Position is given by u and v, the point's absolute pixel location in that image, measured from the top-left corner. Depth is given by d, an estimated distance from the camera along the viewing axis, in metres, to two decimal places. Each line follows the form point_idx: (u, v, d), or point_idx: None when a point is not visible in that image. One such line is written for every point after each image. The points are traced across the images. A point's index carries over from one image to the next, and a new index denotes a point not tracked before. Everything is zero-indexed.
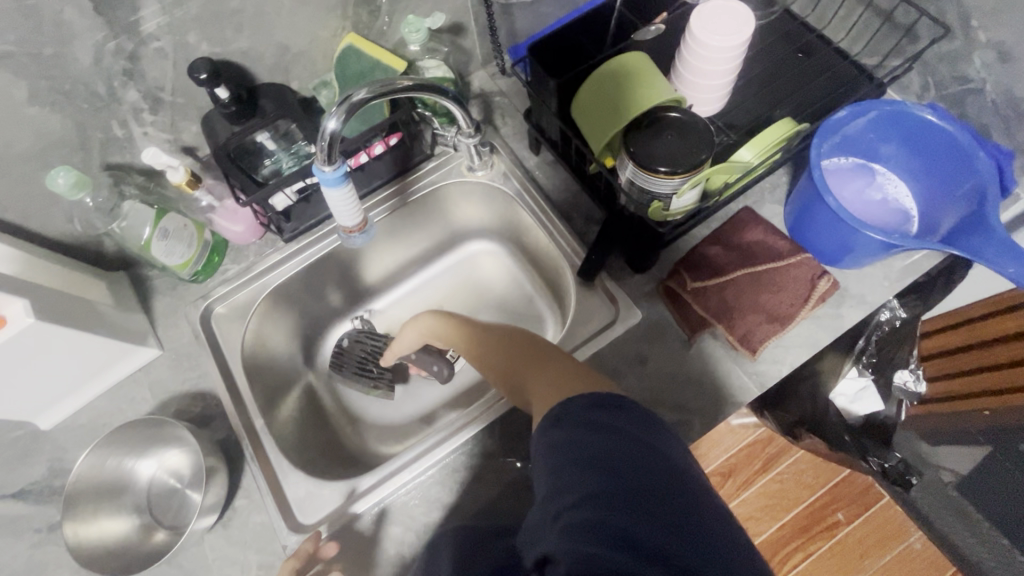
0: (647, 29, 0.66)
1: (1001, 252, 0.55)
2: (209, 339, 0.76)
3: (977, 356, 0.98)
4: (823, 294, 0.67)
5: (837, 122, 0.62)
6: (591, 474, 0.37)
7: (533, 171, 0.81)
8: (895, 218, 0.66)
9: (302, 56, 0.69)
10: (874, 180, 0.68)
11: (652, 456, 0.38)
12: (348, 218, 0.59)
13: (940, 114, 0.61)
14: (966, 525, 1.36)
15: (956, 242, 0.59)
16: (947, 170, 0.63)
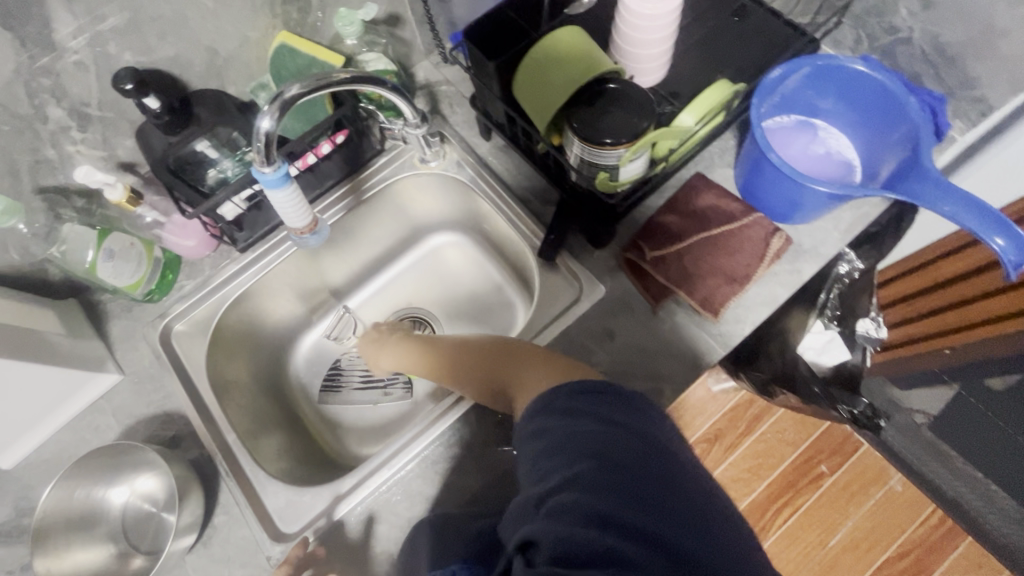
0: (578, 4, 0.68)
1: (938, 192, 0.56)
2: (170, 358, 0.74)
3: (931, 300, 1.00)
4: (778, 251, 0.69)
5: (773, 81, 0.63)
6: (573, 456, 0.38)
7: (485, 157, 0.81)
8: (839, 170, 0.68)
9: (234, 59, 0.67)
10: (816, 135, 0.69)
11: (633, 434, 0.39)
12: (298, 219, 0.58)
13: (869, 64, 0.62)
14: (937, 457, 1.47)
15: (893, 187, 0.60)
16: (883, 118, 0.64)
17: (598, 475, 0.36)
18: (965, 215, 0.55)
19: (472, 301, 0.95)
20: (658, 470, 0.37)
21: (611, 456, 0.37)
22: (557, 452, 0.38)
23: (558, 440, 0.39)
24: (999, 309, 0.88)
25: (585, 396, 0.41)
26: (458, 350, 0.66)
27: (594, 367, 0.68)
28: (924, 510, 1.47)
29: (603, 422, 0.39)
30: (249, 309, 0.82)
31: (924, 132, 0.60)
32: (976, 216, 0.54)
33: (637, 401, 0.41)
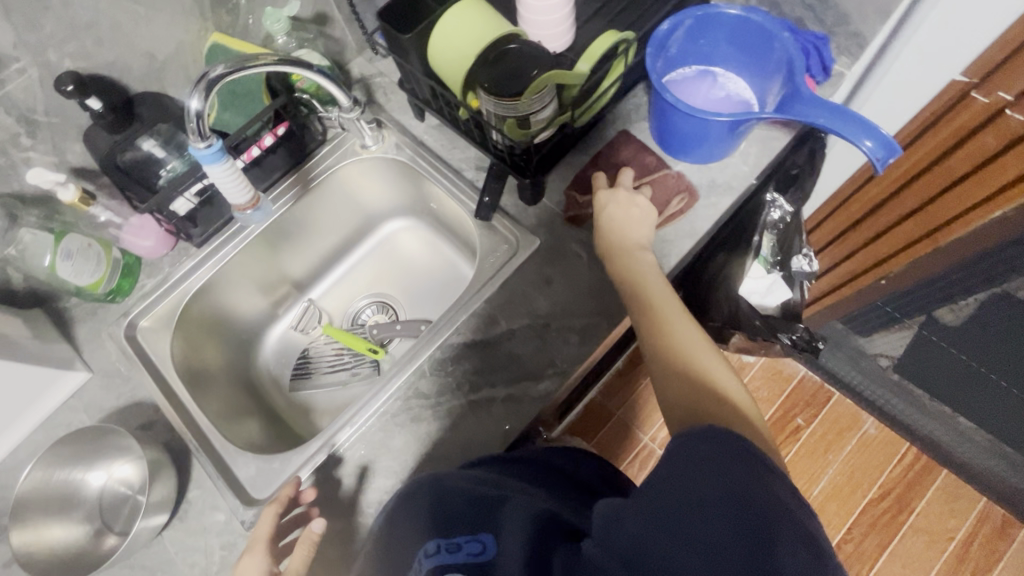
0: None
1: (815, 108, 0.63)
2: (136, 352, 0.77)
3: (859, 235, 1.07)
4: (675, 212, 0.76)
5: (664, 33, 0.70)
6: (696, 476, 0.41)
7: (422, 136, 0.86)
8: (737, 107, 0.75)
9: (171, 63, 0.73)
10: (715, 81, 0.76)
11: (752, 484, 0.40)
12: (240, 195, 0.64)
13: (745, 7, 0.69)
14: (908, 401, 1.48)
15: (778, 112, 0.67)
16: (766, 56, 0.71)
17: (699, 496, 0.40)
18: (839, 125, 0.62)
19: (430, 280, 1.00)
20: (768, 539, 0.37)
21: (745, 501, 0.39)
22: (682, 461, 0.42)
23: (680, 462, 0.42)
24: (916, 232, 0.93)
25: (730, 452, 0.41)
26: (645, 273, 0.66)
27: (536, 312, 0.73)
28: (899, 448, 1.53)
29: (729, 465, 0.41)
30: (212, 303, 0.86)
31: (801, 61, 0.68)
32: (848, 124, 0.62)
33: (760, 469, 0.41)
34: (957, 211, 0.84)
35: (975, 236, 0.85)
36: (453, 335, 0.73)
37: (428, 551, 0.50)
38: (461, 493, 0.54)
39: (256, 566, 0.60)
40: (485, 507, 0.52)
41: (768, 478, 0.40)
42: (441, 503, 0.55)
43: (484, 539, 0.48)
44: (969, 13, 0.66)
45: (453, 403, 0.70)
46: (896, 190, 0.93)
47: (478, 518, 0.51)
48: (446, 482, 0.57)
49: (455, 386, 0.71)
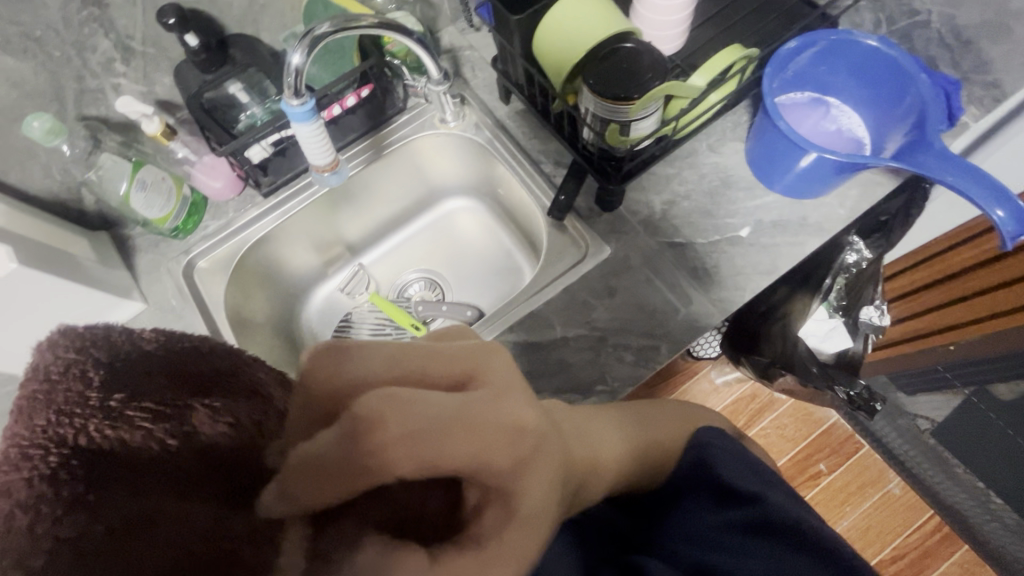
0: None
1: (943, 163, 0.58)
2: (191, 293, 0.77)
3: (940, 294, 1.00)
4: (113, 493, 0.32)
5: (787, 54, 0.65)
6: (724, 503, 0.54)
7: (503, 119, 0.82)
8: (848, 145, 0.69)
9: (269, 7, 0.71)
10: (828, 112, 0.71)
11: (749, 474, 0.55)
12: (319, 157, 0.62)
13: (881, 39, 0.63)
14: (947, 475, 1.38)
15: (898, 160, 0.62)
16: (892, 95, 0.66)
17: (734, 517, 0.53)
18: (966, 186, 0.57)
19: (482, 266, 0.98)
20: (787, 542, 0.50)
21: (736, 495, 0.54)
22: (706, 486, 0.56)
23: (705, 493, 0.55)
24: (1005, 305, 0.86)
25: (724, 452, 0.57)
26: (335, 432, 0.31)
27: (594, 324, 0.70)
28: (921, 515, 1.47)
29: (737, 471, 0.56)
30: (269, 254, 0.87)
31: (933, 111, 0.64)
32: (978, 186, 0.56)
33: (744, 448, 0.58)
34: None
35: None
36: (505, 333, 0.71)
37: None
38: None
39: None
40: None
41: (754, 474, 0.55)
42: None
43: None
44: None
45: None
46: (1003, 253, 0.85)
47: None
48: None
49: None
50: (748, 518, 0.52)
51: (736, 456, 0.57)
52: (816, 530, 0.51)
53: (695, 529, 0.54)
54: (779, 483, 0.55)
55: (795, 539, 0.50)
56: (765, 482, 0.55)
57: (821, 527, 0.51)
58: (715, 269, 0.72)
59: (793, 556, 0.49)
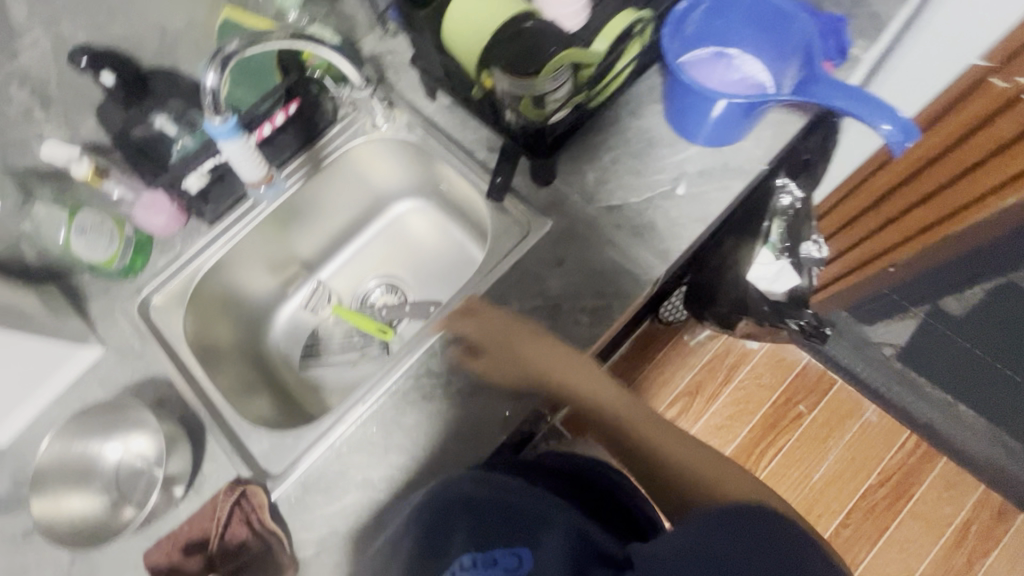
0: None
1: (831, 89, 0.63)
2: (149, 329, 0.77)
3: (871, 221, 1.06)
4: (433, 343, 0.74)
5: (680, 13, 0.70)
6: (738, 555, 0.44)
7: (433, 116, 0.85)
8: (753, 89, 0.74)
9: (183, 37, 0.73)
10: (731, 63, 0.75)
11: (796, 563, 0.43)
12: (253, 171, 0.64)
13: None
14: (910, 389, 1.49)
15: (795, 94, 0.67)
16: (783, 37, 0.71)
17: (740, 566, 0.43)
18: (854, 107, 0.62)
19: (440, 263, 1.00)
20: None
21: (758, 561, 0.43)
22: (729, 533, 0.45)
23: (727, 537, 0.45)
24: (926, 221, 0.93)
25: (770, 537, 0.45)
26: (505, 329, 0.70)
27: (548, 294, 0.73)
28: (900, 437, 1.53)
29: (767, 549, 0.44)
30: (225, 281, 0.87)
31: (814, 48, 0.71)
32: (865, 106, 0.61)
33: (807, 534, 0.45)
34: (977, 194, 0.82)
35: (993, 223, 0.84)
36: (465, 316, 0.73)
37: (462, 562, 0.50)
38: (496, 506, 0.54)
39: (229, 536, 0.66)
40: (530, 517, 0.51)
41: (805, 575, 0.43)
42: (475, 514, 0.54)
43: (521, 554, 0.48)
44: None
45: (463, 382, 0.71)
46: (916, 172, 0.91)
47: (517, 531, 0.51)
48: (489, 487, 0.55)
49: (467, 365, 0.71)
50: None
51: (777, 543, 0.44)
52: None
53: (693, 551, 0.44)
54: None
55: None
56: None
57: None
58: (652, 224, 0.76)
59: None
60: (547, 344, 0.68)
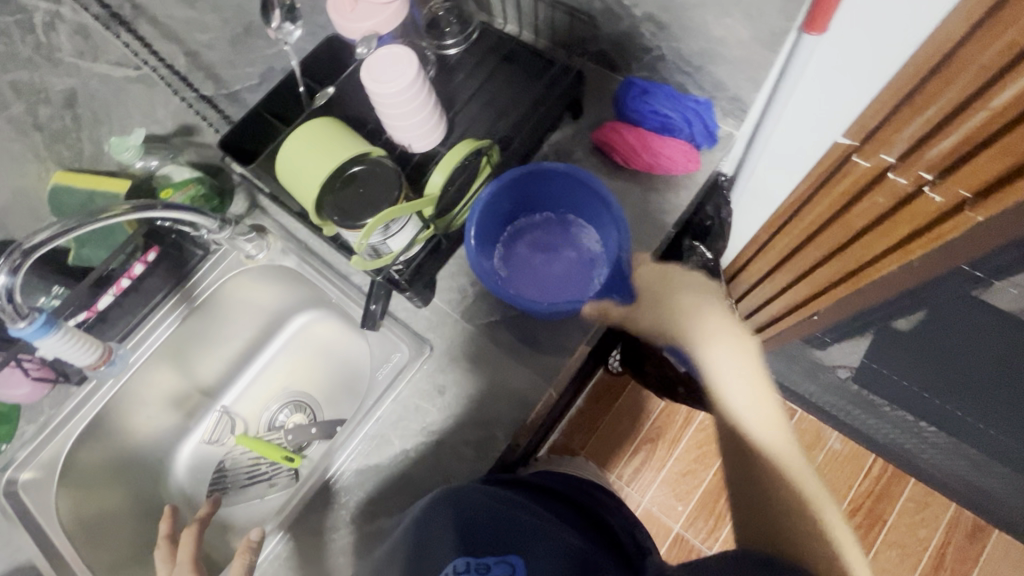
0: (283, 30, 0.62)
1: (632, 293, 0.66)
2: (17, 511, 0.73)
3: (788, 272, 1.02)
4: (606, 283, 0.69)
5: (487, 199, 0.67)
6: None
7: (307, 239, 0.82)
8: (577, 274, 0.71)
9: (14, 209, 0.72)
10: (558, 232, 0.74)
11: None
12: (86, 356, 0.62)
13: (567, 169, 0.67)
14: (894, 424, 1.31)
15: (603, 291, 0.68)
16: (595, 212, 0.71)
17: None
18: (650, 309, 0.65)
19: (345, 375, 0.94)
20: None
21: None
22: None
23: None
24: (836, 276, 0.92)
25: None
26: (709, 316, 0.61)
27: (430, 427, 0.70)
28: (866, 461, 1.47)
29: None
30: (107, 438, 0.82)
31: (620, 253, 0.66)
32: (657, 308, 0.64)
33: None
34: (870, 258, 0.82)
35: (896, 278, 0.83)
36: (347, 462, 0.70)
37: (455, 568, 0.56)
38: (491, 514, 0.60)
39: None
40: (519, 532, 0.58)
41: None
42: (466, 520, 0.60)
43: (513, 563, 0.55)
44: (821, 90, 0.65)
45: (347, 538, 0.68)
46: (814, 232, 0.87)
47: (508, 541, 0.57)
48: (482, 497, 0.62)
49: (350, 519, 0.68)
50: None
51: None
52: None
53: None
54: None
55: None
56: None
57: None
58: (535, 337, 0.72)
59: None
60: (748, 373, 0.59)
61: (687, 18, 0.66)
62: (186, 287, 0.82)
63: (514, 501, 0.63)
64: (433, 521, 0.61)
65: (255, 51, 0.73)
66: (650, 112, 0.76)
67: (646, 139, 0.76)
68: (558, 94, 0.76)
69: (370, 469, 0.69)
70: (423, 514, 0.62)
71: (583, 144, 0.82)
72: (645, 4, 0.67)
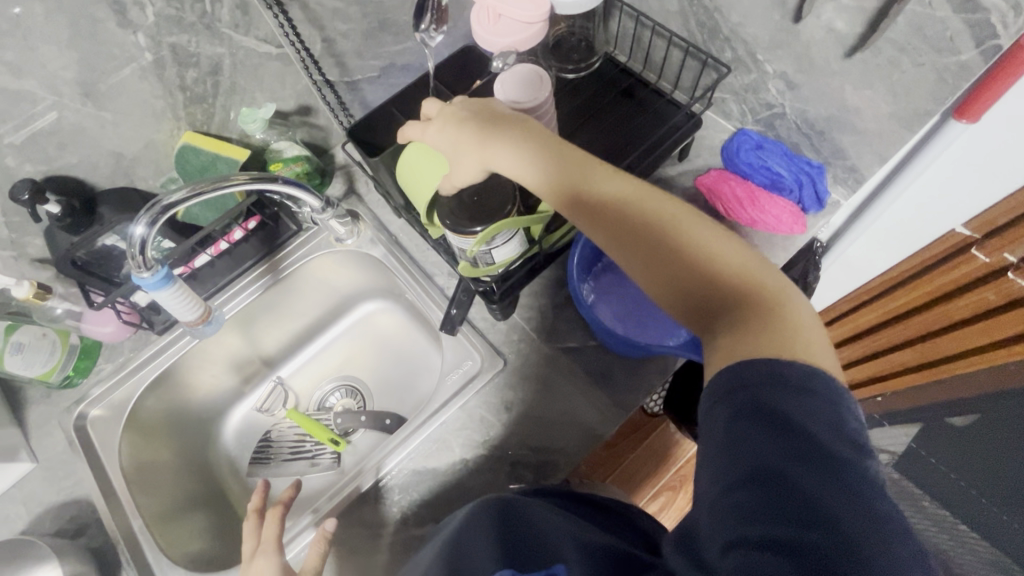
0: (430, 36, 0.65)
1: None
2: (82, 444, 0.76)
3: (864, 346, 1.07)
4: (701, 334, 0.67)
5: None
6: (729, 459, 0.39)
7: (396, 233, 0.83)
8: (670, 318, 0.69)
9: (139, 159, 0.77)
10: None
11: (772, 401, 0.40)
12: (188, 313, 0.64)
13: None
14: (930, 519, 1.26)
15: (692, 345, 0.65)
16: None
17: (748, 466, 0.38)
18: None
19: (399, 369, 0.94)
20: (839, 507, 0.36)
21: (776, 463, 0.38)
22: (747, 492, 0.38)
23: (709, 436, 0.41)
24: (922, 359, 0.97)
25: (741, 369, 0.42)
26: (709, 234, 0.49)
27: (491, 442, 0.70)
28: None
29: (738, 420, 0.40)
30: (173, 389, 0.85)
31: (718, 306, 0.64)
32: None
33: (823, 412, 0.39)
34: (968, 350, 0.87)
35: (995, 376, 0.88)
36: (404, 460, 0.70)
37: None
38: (534, 532, 0.56)
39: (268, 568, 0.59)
40: (548, 545, 0.54)
41: (785, 389, 0.40)
42: (510, 536, 0.56)
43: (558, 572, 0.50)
44: (949, 175, 0.65)
45: (393, 538, 0.67)
46: (908, 313, 0.93)
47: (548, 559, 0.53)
48: (525, 511, 0.59)
49: (400, 517, 0.68)
50: (774, 472, 0.37)
51: (745, 401, 0.40)
52: (859, 485, 0.37)
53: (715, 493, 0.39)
54: (825, 396, 0.40)
55: (870, 523, 0.35)
56: (816, 418, 0.39)
57: (868, 482, 0.37)
58: (611, 371, 0.72)
59: (837, 526, 0.35)
60: (739, 253, 0.48)
61: (821, 84, 0.65)
62: (275, 259, 0.85)
63: (556, 516, 0.58)
64: (473, 534, 0.57)
65: (382, 46, 0.76)
66: (764, 168, 0.75)
67: (758, 193, 0.74)
68: (674, 138, 0.75)
69: (427, 472, 0.69)
70: (463, 524, 0.59)
71: (683, 188, 0.81)
72: (781, 63, 0.67)
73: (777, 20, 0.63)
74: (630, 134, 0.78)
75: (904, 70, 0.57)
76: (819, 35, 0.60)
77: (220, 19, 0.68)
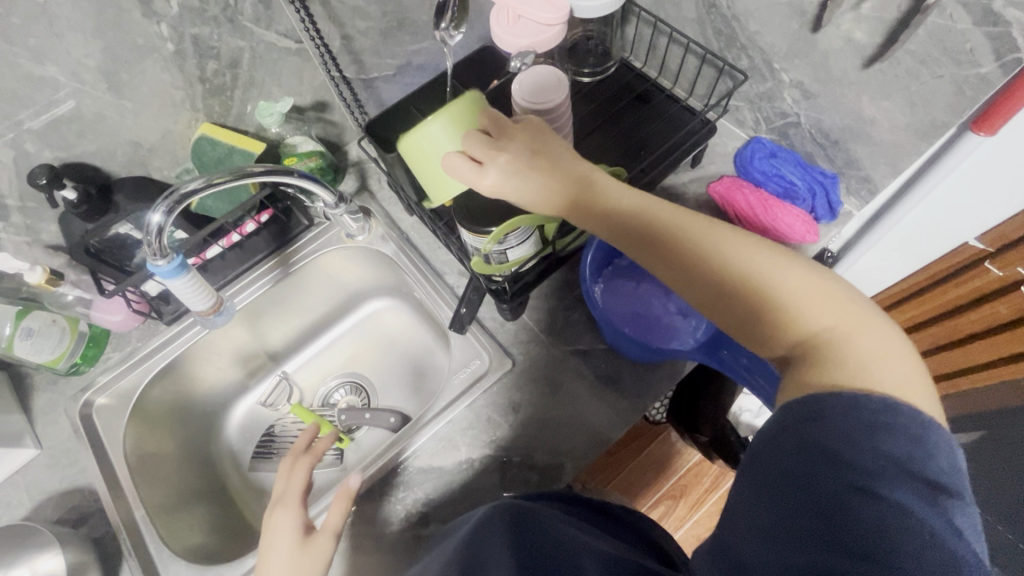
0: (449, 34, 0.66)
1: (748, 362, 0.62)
2: (87, 432, 0.76)
3: None
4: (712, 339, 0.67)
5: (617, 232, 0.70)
6: (783, 489, 0.40)
7: (408, 231, 0.84)
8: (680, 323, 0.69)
9: (156, 149, 0.77)
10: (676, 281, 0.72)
11: (833, 436, 0.40)
12: (200, 303, 0.64)
13: None
14: None
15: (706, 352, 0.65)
16: None
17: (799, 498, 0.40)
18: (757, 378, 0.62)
19: (405, 368, 0.93)
20: (900, 546, 0.36)
21: (831, 497, 0.38)
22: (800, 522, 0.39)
23: (760, 464, 0.43)
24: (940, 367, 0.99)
25: (806, 404, 0.43)
26: (765, 262, 0.49)
27: (498, 442, 0.70)
28: None
29: (793, 452, 0.41)
30: (179, 380, 0.85)
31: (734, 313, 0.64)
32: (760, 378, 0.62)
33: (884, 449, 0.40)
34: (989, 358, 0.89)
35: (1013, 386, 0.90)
36: (411, 458, 0.70)
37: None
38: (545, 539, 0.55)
39: (291, 517, 0.63)
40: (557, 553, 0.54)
41: (843, 421, 0.41)
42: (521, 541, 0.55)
43: None
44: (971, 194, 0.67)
45: (398, 536, 0.67)
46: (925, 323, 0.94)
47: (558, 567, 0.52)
48: (539, 520, 0.58)
49: (405, 516, 0.68)
50: (829, 505, 0.38)
51: (799, 434, 0.42)
52: (925, 524, 0.36)
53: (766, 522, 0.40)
54: (891, 432, 0.40)
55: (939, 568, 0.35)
56: (876, 454, 0.39)
57: (940, 523, 0.36)
58: (620, 375, 0.71)
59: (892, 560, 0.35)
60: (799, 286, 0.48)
61: (837, 95, 0.66)
62: (285, 253, 0.85)
63: (564, 525, 0.58)
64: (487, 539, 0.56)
65: (400, 45, 0.77)
66: (776, 175, 0.75)
67: (770, 201, 0.74)
68: (689, 143, 0.75)
69: (432, 470, 0.69)
70: (476, 528, 0.58)
71: (695, 194, 0.81)
72: (798, 73, 0.67)
73: (795, 29, 0.63)
74: (645, 139, 0.78)
75: (923, 82, 0.57)
76: (838, 44, 0.60)
77: (242, 12, 0.69)
